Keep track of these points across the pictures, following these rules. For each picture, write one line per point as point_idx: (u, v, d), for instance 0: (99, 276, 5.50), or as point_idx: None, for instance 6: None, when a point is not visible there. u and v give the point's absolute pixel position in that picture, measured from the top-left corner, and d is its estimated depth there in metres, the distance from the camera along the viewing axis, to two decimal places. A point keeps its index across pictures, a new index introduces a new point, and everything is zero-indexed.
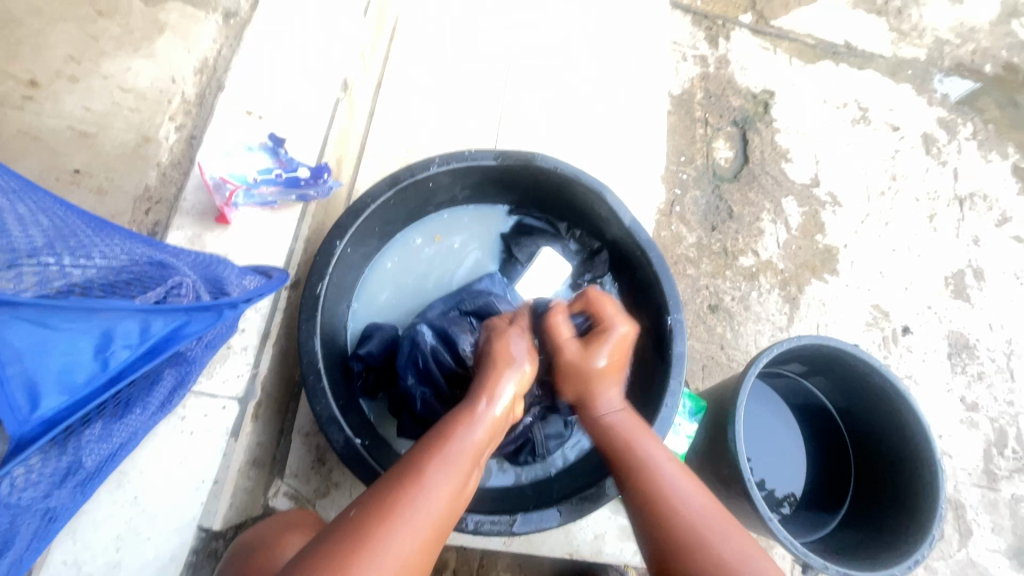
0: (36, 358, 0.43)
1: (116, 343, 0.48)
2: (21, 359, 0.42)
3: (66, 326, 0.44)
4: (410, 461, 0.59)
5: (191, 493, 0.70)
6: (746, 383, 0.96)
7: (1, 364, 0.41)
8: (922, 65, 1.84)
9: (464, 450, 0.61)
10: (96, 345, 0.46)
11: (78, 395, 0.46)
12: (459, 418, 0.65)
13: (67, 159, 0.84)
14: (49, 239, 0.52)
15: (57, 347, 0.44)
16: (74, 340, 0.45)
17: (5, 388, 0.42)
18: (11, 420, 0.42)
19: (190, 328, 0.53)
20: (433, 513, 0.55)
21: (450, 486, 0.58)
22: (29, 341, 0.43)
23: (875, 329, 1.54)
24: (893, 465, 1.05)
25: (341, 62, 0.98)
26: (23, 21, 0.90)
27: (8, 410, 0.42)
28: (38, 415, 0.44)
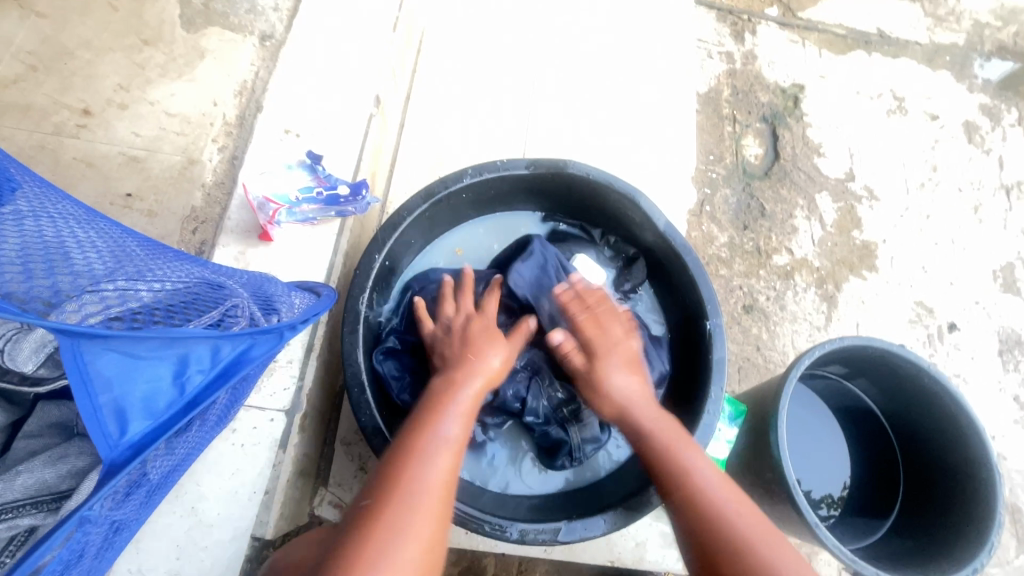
0: (123, 386, 0.43)
1: (191, 368, 0.47)
2: (111, 388, 0.42)
3: (150, 354, 0.44)
4: (386, 472, 0.59)
5: (244, 504, 0.72)
6: (788, 386, 0.94)
7: (94, 392, 0.41)
8: (961, 50, 1.77)
9: (438, 442, 0.63)
10: (175, 371, 0.46)
11: (161, 421, 0.45)
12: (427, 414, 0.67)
13: (120, 183, 0.87)
14: (110, 262, 0.55)
15: (142, 375, 0.44)
16: (156, 367, 0.45)
17: (97, 416, 0.41)
18: (103, 446, 0.42)
19: (255, 352, 0.54)
20: (423, 512, 0.56)
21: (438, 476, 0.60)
22: (117, 369, 0.42)
23: (919, 326, 1.48)
24: (944, 469, 1.01)
25: (373, 79, 1.00)
26: (75, 54, 0.95)
27: (100, 436, 0.41)
28: (125, 441, 0.43)
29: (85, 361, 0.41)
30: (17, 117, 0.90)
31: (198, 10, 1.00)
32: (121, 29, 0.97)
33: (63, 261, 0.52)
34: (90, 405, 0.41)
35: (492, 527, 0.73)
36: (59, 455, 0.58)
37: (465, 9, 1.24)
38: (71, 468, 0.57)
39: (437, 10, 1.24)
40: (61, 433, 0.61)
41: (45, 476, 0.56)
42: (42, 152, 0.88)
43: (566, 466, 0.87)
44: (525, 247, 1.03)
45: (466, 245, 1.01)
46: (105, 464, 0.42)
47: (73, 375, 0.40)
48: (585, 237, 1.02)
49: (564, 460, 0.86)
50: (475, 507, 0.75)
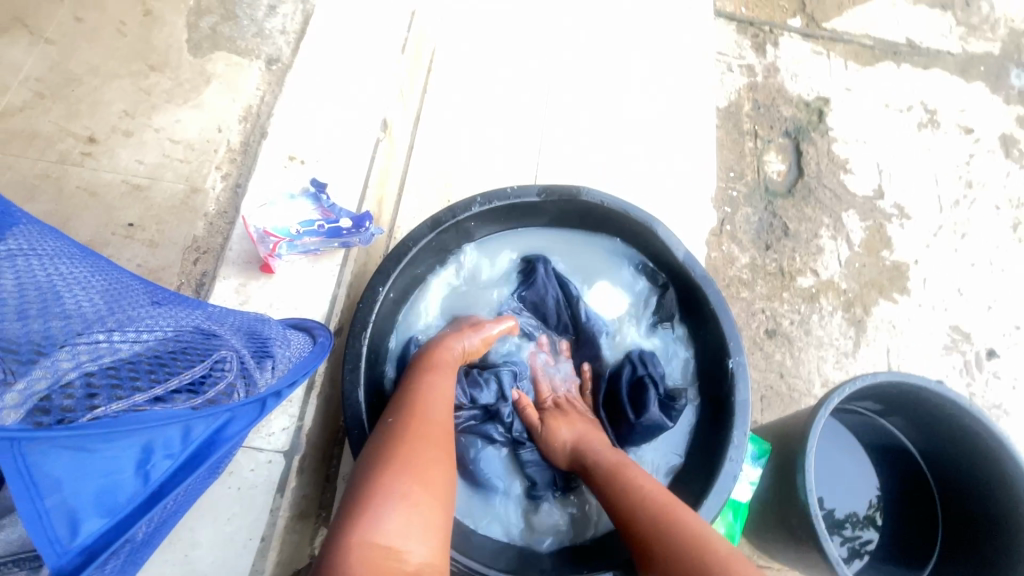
0: (73, 486, 0.39)
1: (157, 454, 0.43)
2: (59, 489, 0.38)
3: (106, 448, 0.40)
4: (379, 438, 0.62)
5: (239, 552, 0.69)
6: (817, 427, 0.87)
7: (39, 496, 0.37)
8: (997, 60, 1.69)
9: (427, 411, 0.66)
10: (139, 460, 0.42)
11: (121, 516, 0.41)
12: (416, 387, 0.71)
13: (122, 213, 0.86)
14: (102, 305, 0.53)
15: (94, 474, 0.39)
16: (116, 458, 0.41)
17: (43, 521, 0.37)
18: (49, 555, 0.37)
19: (232, 429, 0.49)
20: (416, 461, 0.59)
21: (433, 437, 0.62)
22: (66, 469, 0.38)
23: (955, 353, 1.40)
24: (988, 518, 0.93)
25: (380, 101, 0.97)
26: (82, 80, 0.94)
27: (46, 543, 0.37)
28: (75, 545, 0.39)
29: (31, 463, 0.36)
30: (22, 145, 0.89)
31: (205, 34, 0.99)
32: (129, 54, 0.96)
33: (58, 299, 0.49)
34: (34, 509, 0.37)
35: None
36: None
37: (476, 27, 1.22)
38: None
39: (447, 28, 1.21)
40: None
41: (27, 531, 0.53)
42: (46, 180, 0.87)
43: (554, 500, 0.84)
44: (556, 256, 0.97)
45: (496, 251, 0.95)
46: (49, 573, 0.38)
47: (14, 482, 0.36)
48: (611, 264, 0.97)
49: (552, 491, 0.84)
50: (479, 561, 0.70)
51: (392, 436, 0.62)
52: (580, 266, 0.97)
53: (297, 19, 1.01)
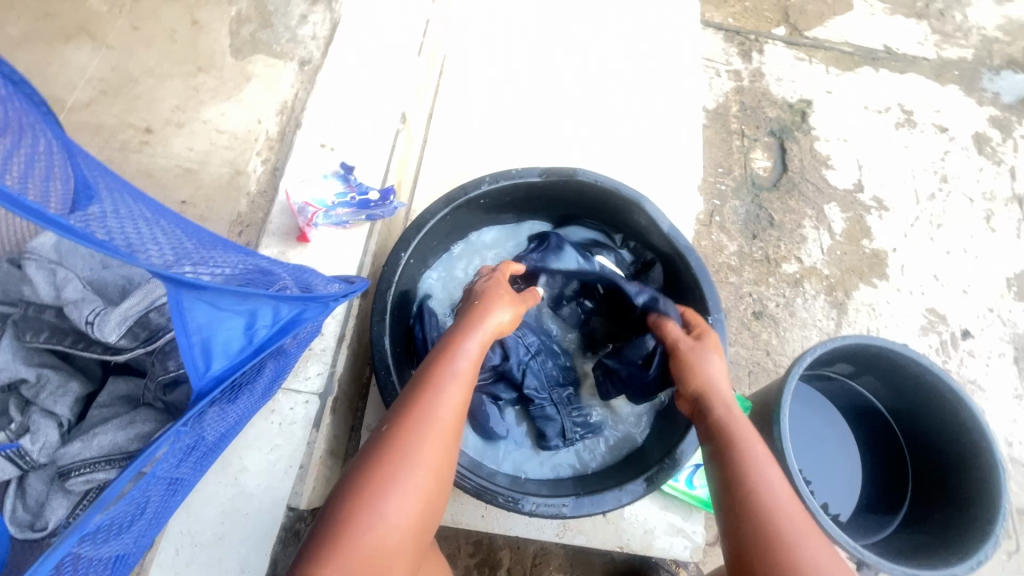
0: (209, 330, 0.52)
1: (260, 322, 0.57)
2: (201, 331, 0.52)
3: (229, 307, 0.53)
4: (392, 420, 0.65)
5: (282, 476, 0.80)
6: (788, 384, 0.99)
7: (189, 333, 0.51)
8: (969, 65, 1.81)
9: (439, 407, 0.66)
10: (246, 324, 0.55)
11: (235, 360, 0.55)
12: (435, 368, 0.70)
13: (176, 192, 0.98)
14: (177, 251, 0.63)
15: (224, 322, 0.53)
16: (234, 319, 0.54)
17: (190, 351, 0.51)
18: (195, 376, 0.52)
19: (308, 314, 0.62)
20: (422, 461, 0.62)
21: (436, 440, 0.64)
22: (205, 318, 0.52)
23: (931, 334, 1.50)
24: (952, 461, 1.03)
25: (400, 98, 1.10)
26: (139, 80, 1.07)
27: (193, 368, 0.51)
28: (211, 373, 0.53)
29: (184, 308, 0.50)
30: (89, 135, 1.02)
31: (246, 40, 1.12)
32: (179, 57, 1.10)
33: (143, 249, 0.59)
34: (186, 342, 0.51)
35: (505, 499, 0.79)
36: (128, 420, 0.66)
37: (484, 34, 1.35)
38: (137, 431, 0.65)
39: (458, 36, 1.34)
40: (128, 403, 0.69)
41: (117, 437, 0.64)
42: (111, 165, 0.99)
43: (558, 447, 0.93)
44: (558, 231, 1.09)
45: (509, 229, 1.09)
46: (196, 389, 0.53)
47: (175, 318, 0.49)
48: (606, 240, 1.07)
49: (557, 440, 0.93)
50: (490, 480, 0.81)
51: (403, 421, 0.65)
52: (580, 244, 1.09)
53: (326, 27, 1.14)
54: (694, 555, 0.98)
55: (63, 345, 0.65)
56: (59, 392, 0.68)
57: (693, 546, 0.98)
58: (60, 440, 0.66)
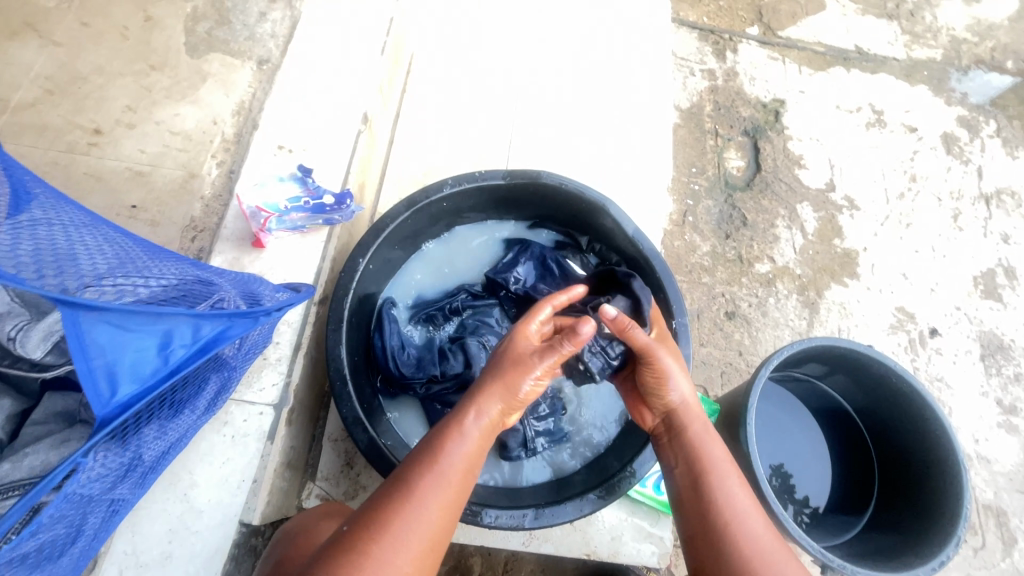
0: (114, 353, 0.49)
1: (175, 343, 0.54)
2: (105, 354, 0.49)
3: (140, 326, 0.51)
4: (404, 474, 0.61)
5: (234, 491, 0.77)
6: (755, 385, 0.98)
7: (90, 356, 0.48)
8: (938, 65, 1.84)
9: (455, 468, 0.62)
10: (160, 344, 0.53)
11: (147, 385, 0.51)
12: (458, 424, 0.66)
13: (126, 196, 0.94)
14: (116, 262, 0.62)
15: (132, 343, 0.51)
16: (142, 339, 0.51)
17: (91, 377, 0.48)
18: (95, 404, 0.48)
19: (233, 332, 0.60)
20: (427, 529, 0.57)
21: (444, 505, 0.60)
22: (108, 339, 0.49)
23: (900, 332, 1.52)
24: (916, 465, 1.04)
25: (363, 98, 1.07)
26: (88, 78, 1.03)
27: (93, 396, 0.48)
28: (116, 400, 0.49)
29: (83, 330, 0.47)
30: (33, 136, 0.97)
31: (202, 37, 1.08)
32: (131, 55, 1.05)
33: (77, 262, 0.58)
34: (86, 367, 0.47)
35: (465, 512, 0.77)
36: (63, 439, 0.63)
37: (452, 33, 1.33)
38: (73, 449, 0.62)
39: (426, 34, 1.32)
40: (63, 420, 0.66)
41: (48, 458, 0.61)
42: (56, 168, 0.95)
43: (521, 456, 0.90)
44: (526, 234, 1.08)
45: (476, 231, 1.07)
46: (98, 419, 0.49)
47: (72, 340, 0.46)
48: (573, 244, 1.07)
49: (519, 450, 0.90)
50: None
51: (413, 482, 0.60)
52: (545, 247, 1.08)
53: (286, 25, 1.11)
54: (662, 561, 0.97)
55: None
56: None
57: (661, 552, 0.97)
58: None
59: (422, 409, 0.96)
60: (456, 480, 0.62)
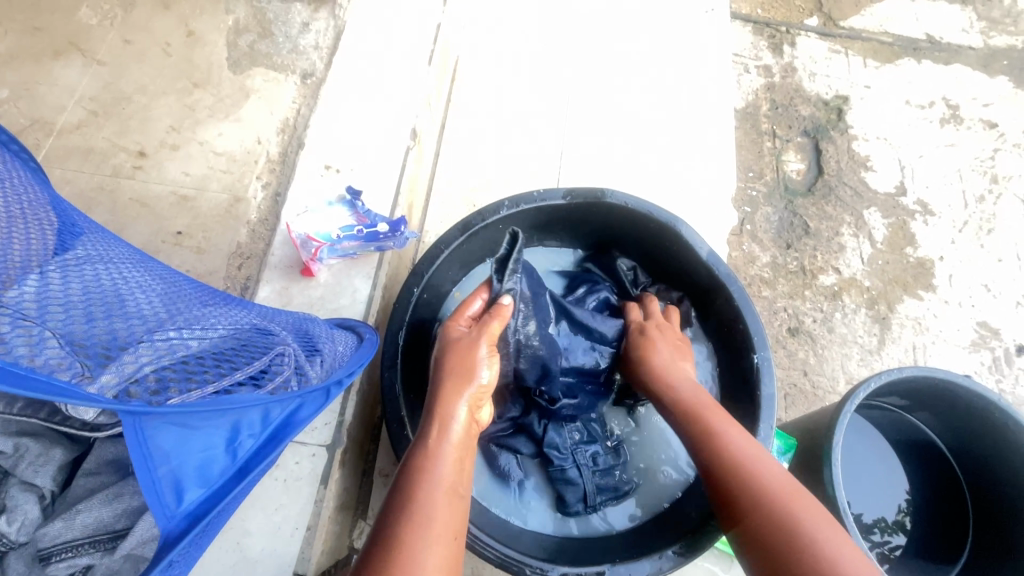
0: (180, 456, 0.41)
1: (242, 433, 0.46)
2: (169, 460, 0.40)
3: (204, 424, 0.43)
4: (386, 530, 0.55)
5: (288, 540, 0.73)
6: (841, 423, 0.88)
7: (153, 465, 0.39)
8: (1020, 53, 1.67)
9: (438, 501, 0.57)
10: (227, 438, 0.44)
11: (216, 487, 0.43)
12: (423, 460, 0.61)
13: (171, 222, 0.91)
14: (164, 305, 0.58)
15: (198, 443, 0.42)
16: (210, 436, 0.43)
17: (157, 489, 0.39)
18: (161, 517, 0.39)
19: (303, 413, 0.53)
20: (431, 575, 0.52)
21: (439, 545, 0.54)
22: (174, 442, 0.41)
23: (983, 350, 1.39)
24: (1020, 513, 0.93)
25: (410, 111, 1.01)
26: (132, 98, 1.00)
27: (158, 508, 0.39)
28: (182, 510, 0.40)
29: (146, 435, 0.39)
30: (79, 160, 0.95)
31: (244, 51, 1.04)
32: (174, 73, 1.02)
33: (127, 305, 0.54)
34: (151, 479, 0.39)
35: (532, 570, 0.71)
36: (115, 493, 0.60)
37: (498, 36, 1.26)
38: (126, 506, 0.59)
39: (471, 39, 1.25)
40: (118, 470, 0.63)
41: (101, 515, 0.58)
42: (102, 193, 0.93)
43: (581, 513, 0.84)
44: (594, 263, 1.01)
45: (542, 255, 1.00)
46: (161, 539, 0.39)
47: (134, 451, 0.38)
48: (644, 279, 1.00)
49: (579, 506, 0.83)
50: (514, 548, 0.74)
51: (401, 534, 0.54)
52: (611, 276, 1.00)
53: (329, 35, 1.06)
54: None
55: (38, 419, 0.62)
56: (41, 460, 0.62)
57: None
58: (41, 516, 0.61)
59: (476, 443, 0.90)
60: (444, 511, 0.57)
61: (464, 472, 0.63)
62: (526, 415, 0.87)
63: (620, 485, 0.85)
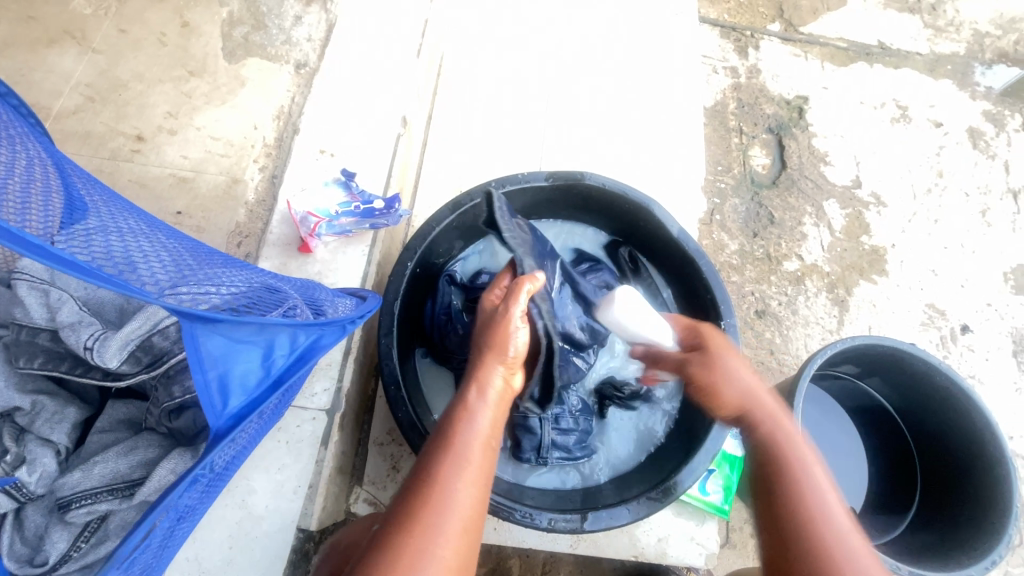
0: (227, 363, 0.47)
1: (276, 352, 0.51)
2: (218, 365, 0.46)
3: (246, 338, 0.48)
4: (422, 469, 0.58)
5: (291, 497, 0.77)
6: (801, 384, 0.97)
7: (205, 368, 0.45)
8: (962, 59, 1.80)
9: (471, 451, 0.59)
10: (263, 354, 0.49)
11: (255, 395, 0.49)
12: (459, 413, 0.63)
13: (170, 202, 0.95)
14: (176, 270, 0.62)
15: (242, 355, 0.48)
16: (249, 351, 0.48)
17: (208, 390, 0.45)
18: (211, 415, 0.45)
19: (324, 341, 0.58)
20: (463, 510, 0.55)
21: (469, 488, 0.57)
22: (222, 349, 0.46)
23: (932, 329, 1.47)
24: (961, 463, 1.02)
25: (401, 101, 1.07)
26: (128, 85, 1.03)
27: (209, 406, 0.45)
28: (228, 411, 0.47)
29: (199, 339, 0.44)
30: (77, 144, 0.98)
31: (239, 42, 1.08)
32: (170, 61, 1.06)
33: (142, 267, 0.58)
34: (203, 380, 0.45)
35: (522, 515, 0.77)
36: (130, 446, 0.63)
37: (482, 33, 1.32)
38: (141, 458, 0.63)
39: (456, 35, 1.31)
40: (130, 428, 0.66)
41: (118, 466, 0.62)
42: (101, 175, 0.96)
43: (533, 462, 0.90)
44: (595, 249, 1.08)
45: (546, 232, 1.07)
46: (212, 433, 0.46)
47: (189, 354, 0.44)
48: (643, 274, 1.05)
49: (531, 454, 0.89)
50: (505, 496, 0.79)
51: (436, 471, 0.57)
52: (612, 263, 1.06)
53: (321, 28, 1.11)
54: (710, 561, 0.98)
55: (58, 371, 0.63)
56: (56, 418, 0.65)
57: (708, 552, 0.97)
58: (58, 470, 0.63)
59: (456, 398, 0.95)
60: (478, 455, 0.59)
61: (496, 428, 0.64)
62: None
63: (575, 449, 0.91)
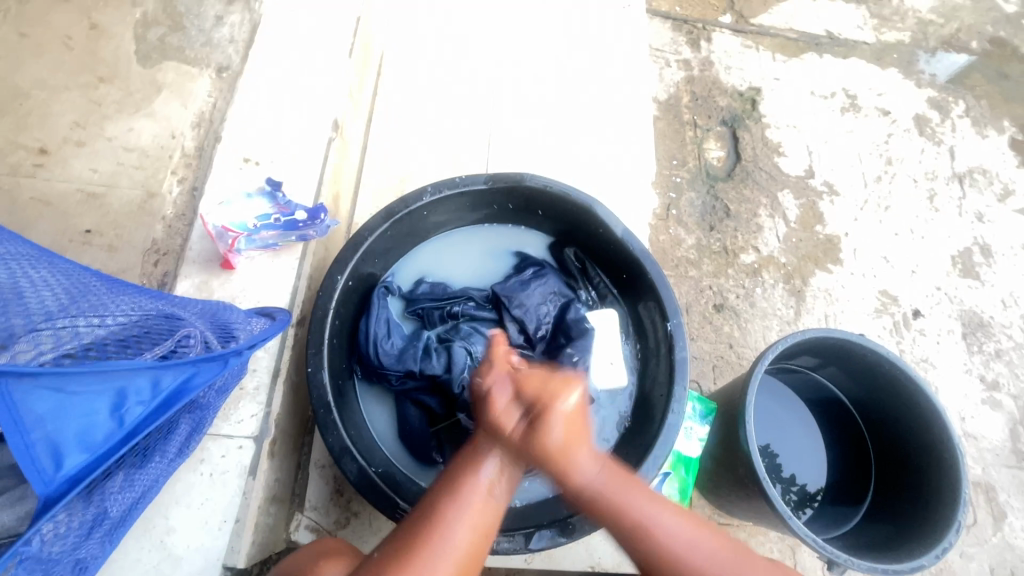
0: (56, 422, 0.47)
1: (130, 401, 0.51)
2: (43, 424, 0.46)
3: (81, 393, 0.48)
4: (430, 504, 0.60)
5: (215, 534, 0.72)
6: (755, 380, 0.95)
7: (25, 430, 0.45)
8: (907, 48, 1.82)
9: (478, 494, 0.60)
10: (113, 405, 0.50)
11: (99, 452, 0.49)
12: (474, 460, 0.63)
13: (78, 221, 0.87)
14: (61, 300, 0.55)
15: (74, 413, 0.47)
16: (91, 402, 0.48)
17: (29, 451, 0.45)
18: (37, 480, 0.46)
19: (197, 380, 0.56)
20: (459, 546, 0.57)
21: (468, 527, 0.58)
22: (48, 407, 0.46)
23: (885, 315, 1.47)
24: (914, 451, 1.03)
25: (331, 103, 1.01)
26: (30, 94, 0.95)
27: (34, 472, 0.46)
28: (60, 474, 0.47)
29: (15, 400, 0.44)
30: None
31: (153, 45, 1.01)
32: (76, 66, 0.98)
33: (15, 302, 0.52)
34: (22, 442, 0.45)
35: None
36: (18, 497, 0.56)
37: (423, 32, 1.27)
38: (30, 509, 0.55)
39: (396, 34, 1.27)
40: (21, 473, 0.59)
41: (2, 519, 0.54)
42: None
43: None
44: (542, 254, 1.05)
45: (492, 238, 1.04)
46: (41, 497, 0.46)
47: (4, 414, 0.44)
48: (588, 276, 1.02)
49: None
50: None
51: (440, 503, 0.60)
52: (561, 269, 1.04)
53: (245, 28, 1.05)
54: None
55: None
56: None
57: None
58: None
59: (393, 408, 0.92)
60: (483, 497, 0.60)
61: (511, 475, 0.64)
62: (447, 376, 0.88)
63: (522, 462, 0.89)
